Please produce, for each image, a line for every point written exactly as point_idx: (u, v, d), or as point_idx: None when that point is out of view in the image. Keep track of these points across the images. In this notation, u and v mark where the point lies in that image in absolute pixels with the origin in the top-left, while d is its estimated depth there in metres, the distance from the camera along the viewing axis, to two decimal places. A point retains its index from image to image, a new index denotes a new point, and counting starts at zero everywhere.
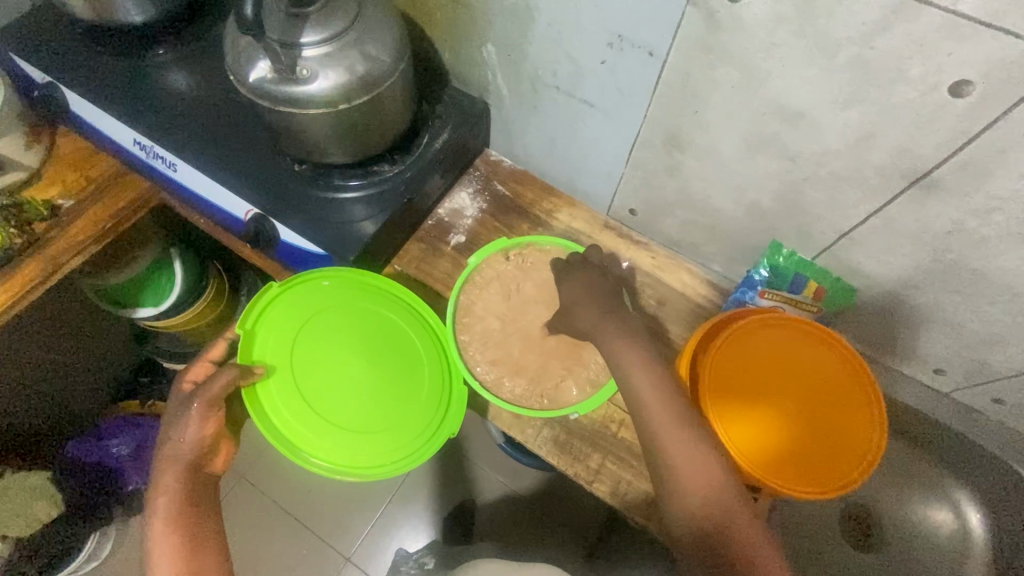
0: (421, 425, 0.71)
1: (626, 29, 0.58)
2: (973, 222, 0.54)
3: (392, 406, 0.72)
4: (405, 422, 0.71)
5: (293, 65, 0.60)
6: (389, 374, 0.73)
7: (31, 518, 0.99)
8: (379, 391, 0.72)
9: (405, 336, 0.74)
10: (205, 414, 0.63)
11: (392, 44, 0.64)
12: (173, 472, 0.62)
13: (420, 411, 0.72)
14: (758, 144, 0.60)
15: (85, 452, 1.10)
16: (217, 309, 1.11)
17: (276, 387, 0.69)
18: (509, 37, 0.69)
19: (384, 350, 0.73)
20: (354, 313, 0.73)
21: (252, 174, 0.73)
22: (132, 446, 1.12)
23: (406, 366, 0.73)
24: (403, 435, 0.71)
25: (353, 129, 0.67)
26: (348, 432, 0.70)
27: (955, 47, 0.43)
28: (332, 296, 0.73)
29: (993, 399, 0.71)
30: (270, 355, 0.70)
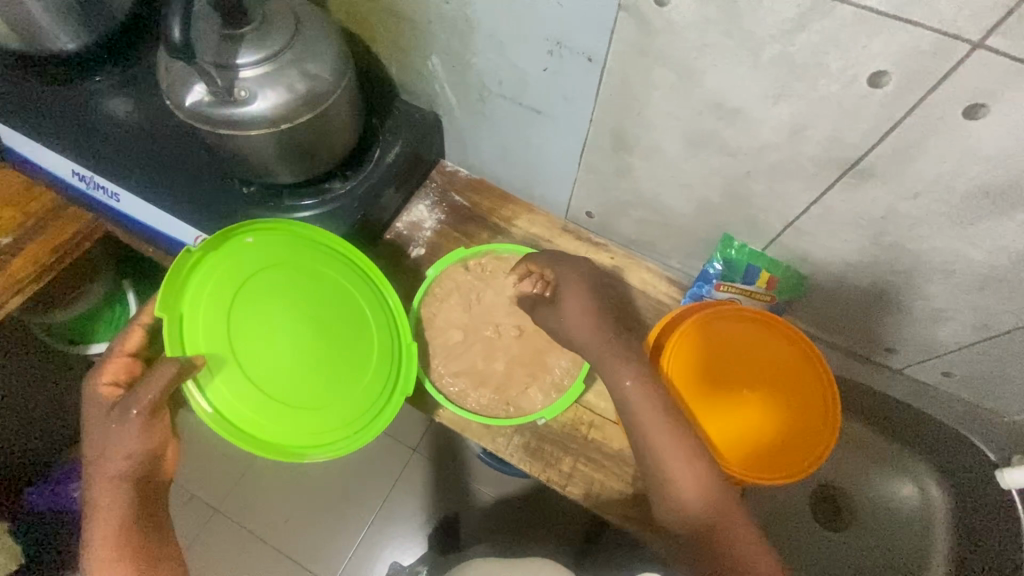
0: (375, 391, 0.67)
1: (564, 36, 0.59)
2: (905, 205, 0.56)
3: (343, 373, 0.66)
4: (359, 390, 0.67)
5: (230, 86, 0.58)
6: (335, 340, 0.67)
7: None
8: (325, 356, 0.66)
9: (349, 298, 0.68)
10: (150, 422, 0.56)
11: (334, 61, 0.63)
12: (105, 498, 0.57)
13: (368, 386, 0.67)
14: (699, 141, 0.61)
15: (46, 499, 1.05)
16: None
17: (213, 369, 0.60)
18: (452, 47, 0.69)
19: (329, 317, 0.67)
20: (291, 277, 0.66)
21: (201, 200, 0.72)
22: None
23: (352, 329, 0.68)
24: (358, 404, 0.66)
25: (300, 147, 0.66)
26: (289, 412, 0.63)
27: (869, 40, 0.45)
28: (267, 254, 0.64)
29: (942, 372, 0.74)
30: (199, 332, 0.60)
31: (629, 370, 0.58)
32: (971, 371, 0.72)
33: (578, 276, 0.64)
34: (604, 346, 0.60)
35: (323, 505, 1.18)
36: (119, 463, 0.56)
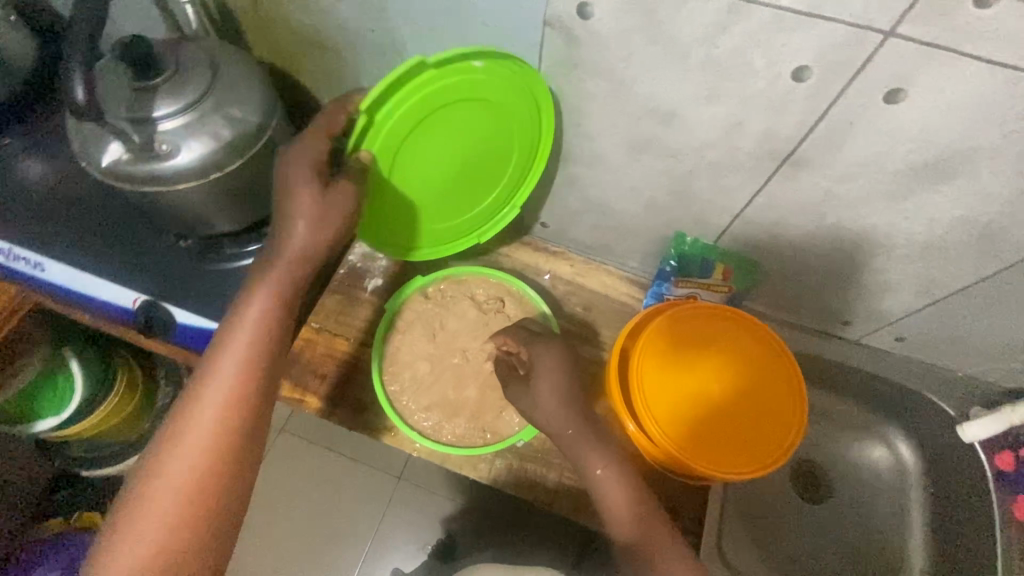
0: (487, 209, 0.70)
1: (494, 54, 0.58)
2: (841, 188, 0.57)
3: (464, 191, 0.68)
4: (465, 208, 0.69)
5: (150, 141, 0.55)
6: (474, 162, 0.65)
7: None
8: (467, 174, 0.66)
9: (506, 144, 0.64)
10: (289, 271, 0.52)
11: (259, 101, 0.60)
12: (211, 375, 0.47)
13: (488, 209, 0.71)
14: (640, 145, 0.62)
15: None
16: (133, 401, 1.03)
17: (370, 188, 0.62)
18: (384, 74, 0.68)
19: (500, 144, 0.64)
20: (473, 142, 0.63)
21: (137, 261, 0.68)
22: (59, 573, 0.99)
23: (504, 155, 0.66)
24: (467, 216, 0.70)
25: (235, 194, 0.63)
26: (405, 226, 0.68)
27: (787, 37, 0.45)
28: (492, 85, 0.58)
29: (896, 338, 0.77)
30: (381, 153, 0.58)
31: (601, 458, 0.57)
32: (922, 334, 0.75)
33: (553, 359, 0.62)
34: (579, 433, 0.58)
35: (310, 544, 1.15)
36: (249, 336, 0.49)
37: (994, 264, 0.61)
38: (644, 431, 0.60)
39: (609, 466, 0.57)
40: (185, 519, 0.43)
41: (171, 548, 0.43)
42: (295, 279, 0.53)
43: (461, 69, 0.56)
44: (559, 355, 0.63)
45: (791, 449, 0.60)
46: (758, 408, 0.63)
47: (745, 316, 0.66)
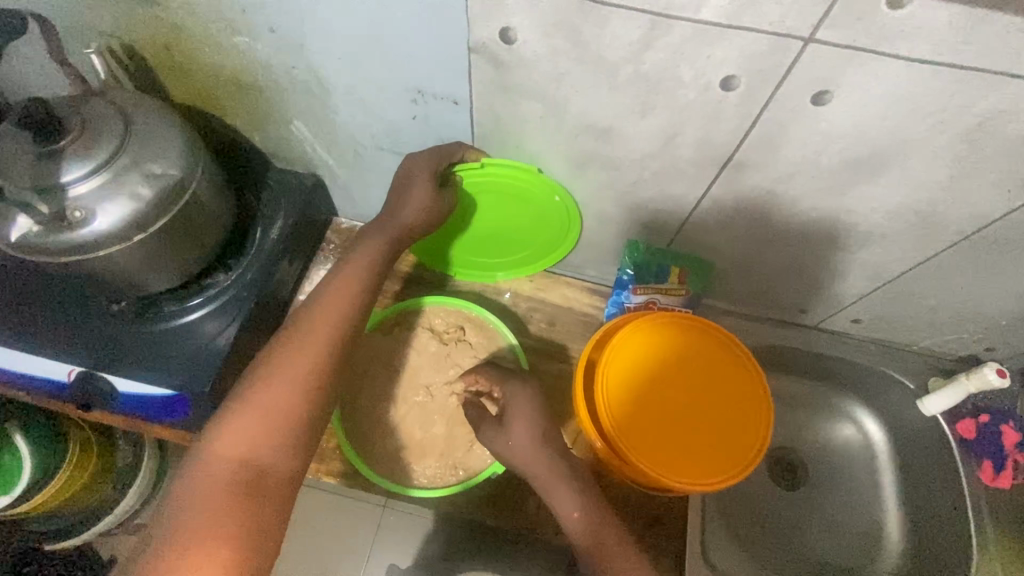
0: (536, 252, 0.77)
1: (423, 84, 0.57)
2: (782, 186, 0.58)
3: (528, 234, 0.76)
4: (528, 246, 0.77)
5: (62, 210, 0.52)
6: (541, 219, 0.73)
7: None
8: (530, 222, 0.74)
9: (554, 214, 0.71)
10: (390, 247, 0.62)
11: (179, 152, 0.57)
12: (321, 309, 0.55)
13: (537, 255, 0.77)
14: (583, 161, 0.61)
15: None
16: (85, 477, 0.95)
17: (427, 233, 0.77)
18: (313, 109, 0.65)
19: (546, 213, 0.72)
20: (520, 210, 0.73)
21: (66, 332, 0.64)
22: None
23: (553, 221, 0.73)
24: (507, 257, 0.78)
25: (166, 252, 0.59)
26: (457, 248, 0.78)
27: (711, 49, 0.45)
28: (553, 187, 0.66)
29: (852, 319, 0.79)
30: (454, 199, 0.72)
31: (575, 500, 0.58)
32: (875, 315, 0.77)
33: (529, 399, 0.61)
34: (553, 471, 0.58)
35: None
36: (356, 285, 0.58)
37: (935, 246, 0.62)
38: (616, 453, 0.59)
39: (585, 507, 0.58)
40: (276, 424, 0.49)
41: (263, 447, 0.48)
42: (394, 249, 0.63)
43: (499, 157, 0.64)
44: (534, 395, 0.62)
45: (763, 448, 0.60)
46: (723, 408, 0.63)
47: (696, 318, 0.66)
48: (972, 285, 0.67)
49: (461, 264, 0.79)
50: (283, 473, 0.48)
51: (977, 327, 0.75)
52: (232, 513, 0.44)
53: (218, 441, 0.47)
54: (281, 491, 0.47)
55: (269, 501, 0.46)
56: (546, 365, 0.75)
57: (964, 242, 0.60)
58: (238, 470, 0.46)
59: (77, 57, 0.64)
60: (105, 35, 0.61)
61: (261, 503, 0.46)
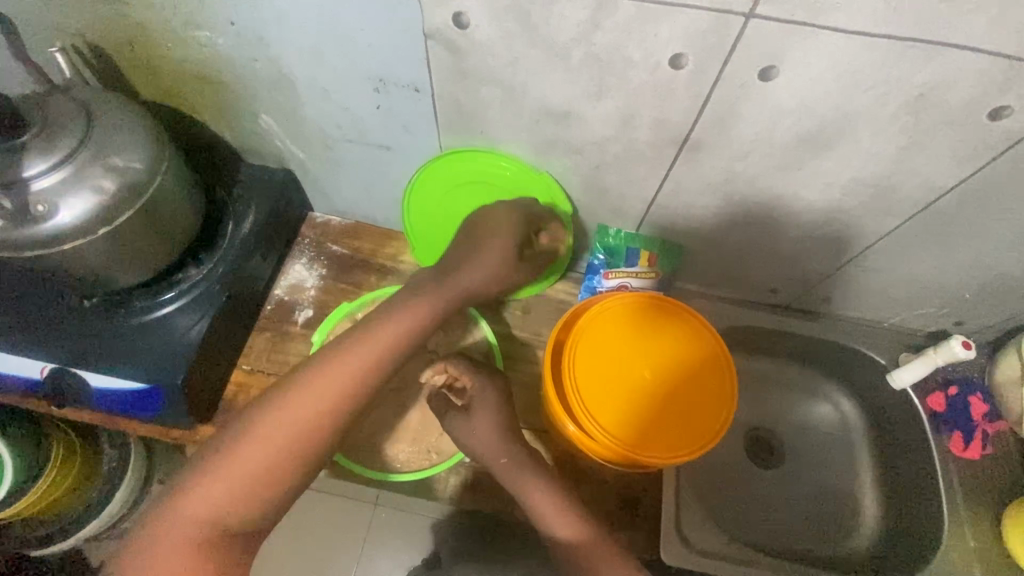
0: None
1: (383, 73, 0.58)
2: (740, 165, 0.59)
3: None
4: None
5: (25, 204, 0.52)
6: None
7: None
8: None
9: (542, 207, 0.70)
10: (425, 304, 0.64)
11: (143, 145, 0.57)
12: (333, 375, 0.57)
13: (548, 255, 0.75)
14: (546, 146, 0.62)
15: None
16: (62, 488, 0.94)
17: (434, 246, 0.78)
18: (280, 103, 0.66)
19: (534, 207, 0.71)
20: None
21: (37, 327, 0.64)
22: None
23: (541, 216, 0.71)
24: None
25: (134, 245, 0.60)
26: None
27: (656, 28, 0.46)
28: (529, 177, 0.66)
29: (823, 298, 0.81)
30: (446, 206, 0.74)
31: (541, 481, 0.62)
32: (844, 294, 0.79)
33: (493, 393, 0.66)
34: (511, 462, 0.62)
35: None
36: (378, 356, 0.60)
37: (893, 220, 0.63)
38: (581, 430, 0.60)
39: (542, 491, 0.61)
40: (258, 479, 0.54)
41: (232, 507, 0.53)
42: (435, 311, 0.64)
43: (489, 154, 0.65)
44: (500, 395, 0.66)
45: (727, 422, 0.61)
46: (688, 383, 0.64)
47: (662, 296, 0.67)
48: (933, 259, 0.69)
49: None
50: (251, 522, 0.54)
51: (943, 302, 0.76)
52: (199, 554, 0.51)
53: (200, 484, 0.53)
54: (239, 549, 0.53)
55: (228, 556, 0.52)
56: (519, 351, 0.76)
57: (921, 216, 0.62)
58: (201, 527, 0.52)
59: (42, 56, 0.65)
60: (68, 34, 0.62)
61: (227, 552, 0.52)
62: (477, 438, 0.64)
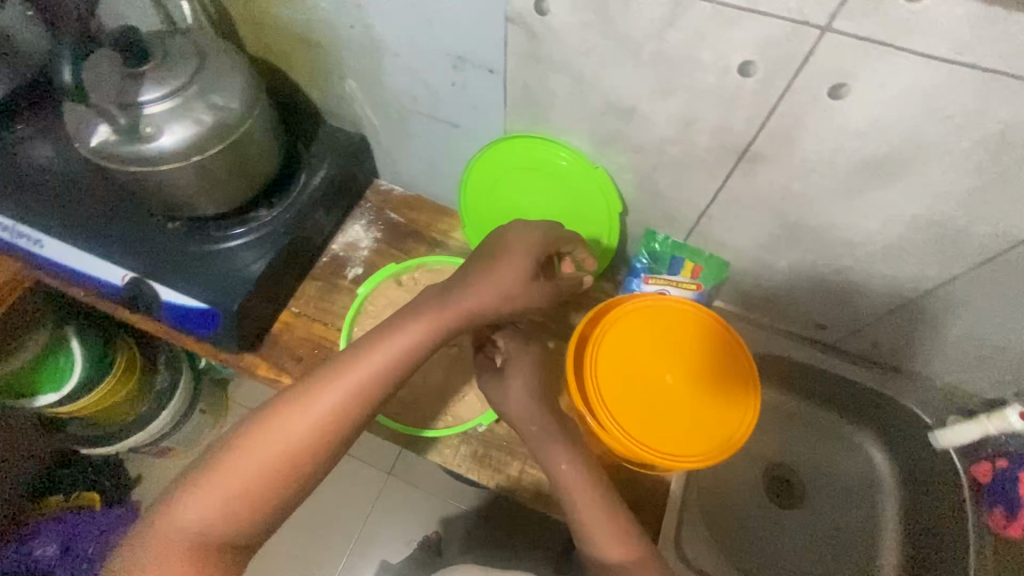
0: None
1: (463, 50, 0.61)
2: (799, 184, 0.58)
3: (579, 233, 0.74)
4: None
5: (136, 123, 0.59)
6: (584, 213, 0.72)
7: None
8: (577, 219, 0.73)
9: (594, 201, 0.70)
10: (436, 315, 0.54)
11: (241, 90, 0.64)
12: (333, 397, 0.49)
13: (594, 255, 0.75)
14: (606, 140, 0.63)
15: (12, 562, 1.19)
16: (117, 396, 1.05)
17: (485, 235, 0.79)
18: (366, 70, 0.71)
19: (586, 202, 0.71)
20: (568, 210, 0.72)
21: (126, 238, 0.72)
22: (57, 547, 1.22)
23: (593, 211, 0.71)
24: None
25: (218, 178, 0.66)
26: None
27: (730, 31, 0.47)
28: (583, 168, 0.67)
29: (872, 342, 0.76)
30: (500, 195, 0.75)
31: (564, 454, 0.58)
32: (895, 341, 0.75)
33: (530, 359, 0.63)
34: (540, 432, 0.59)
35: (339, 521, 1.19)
36: (383, 371, 0.51)
37: (958, 266, 0.60)
38: (597, 422, 0.60)
39: (571, 461, 0.58)
40: (252, 500, 0.48)
41: (226, 530, 0.47)
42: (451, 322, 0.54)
43: (546, 144, 0.67)
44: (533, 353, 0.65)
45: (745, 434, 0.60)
46: (709, 392, 0.63)
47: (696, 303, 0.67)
48: (998, 317, 0.65)
49: None
50: (247, 542, 0.49)
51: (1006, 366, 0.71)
52: None
53: (194, 509, 0.47)
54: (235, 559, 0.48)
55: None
56: None
57: (990, 265, 0.58)
58: (190, 543, 0.46)
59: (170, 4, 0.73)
60: None
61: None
62: (515, 396, 0.61)
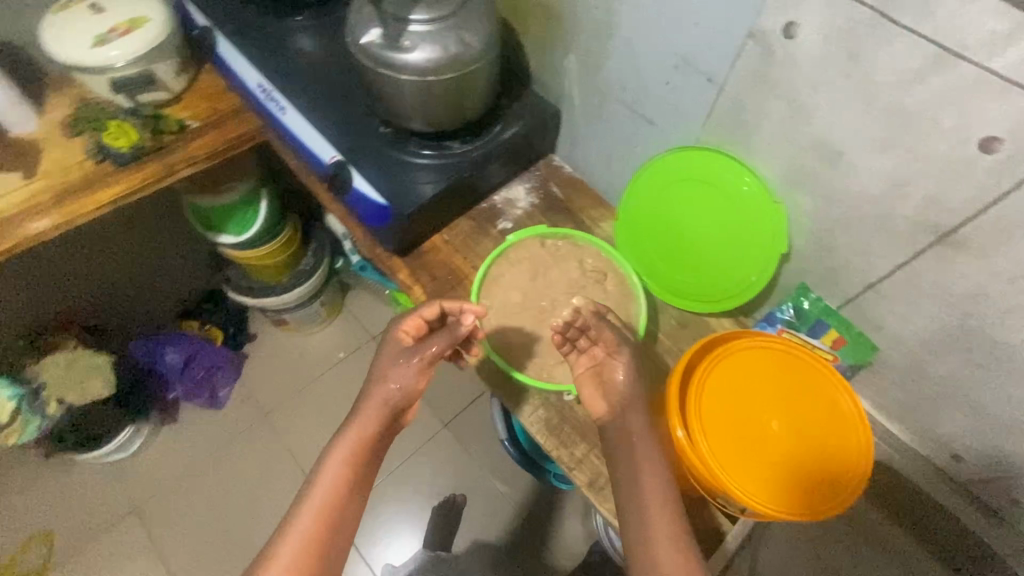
0: (732, 283, 0.74)
1: (690, 54, 0.65)
2: (997, 289, 0.54)
3: (727, 262, 0.74)
4: (725, 275, 0.75)
5: (400, 35, 0.70)
6: (741, 244, 0.72)
7: (87, 391, 1.23)
8: (732, 248, 0.73)
9: (759, 236, 0.69)
10: (422, 369, 0.70)
11: (486, 34, 0.73)
12: (311, 514, 0.61)
13: (734, 288, 0.74)
14: (797, 179, 0.63)
15: (145, 352, 1.46)
16: (273, 255, 1.32)
17: (635, 232, 0.81)
18: (591, 51, 0.77)
19: (749, 234, 0.70)
20: (729, 235, 0.72)
21: (346, 128, 0.85)
22: (182, 357, 1.48)
23: (752, 244, 0.71)
24: (706, 280, 0.77)
25: (438, 101, 0.76)
26: (661, 258, 0.80)
27: (988, 102, 0.46)
28: (762, 199, 0.67)
29: (1011, 499, 0.66)
30: (665, 200, 0.77)
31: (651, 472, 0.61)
32: None
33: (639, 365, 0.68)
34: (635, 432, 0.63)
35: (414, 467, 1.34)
36: (349, 471, 0.64)
37: None
38: (693, 443, 0.59)
39: (654, 475, 0.60)
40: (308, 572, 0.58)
41: None
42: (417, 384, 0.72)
43: (735, 164, 0.68)
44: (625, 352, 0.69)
45: (840, 508, 0.57)
46: (811, 455, 0.60)
47: (828, 364, 0.64)
48: None
49: (660, 278, 0.81)
50: None
51: None
52: None
53: None
54: None
55: None
56: (657, 353, 0.78)
57: None
58: None
59: None
60: None
61: None
62: (606, 406, 0.68)
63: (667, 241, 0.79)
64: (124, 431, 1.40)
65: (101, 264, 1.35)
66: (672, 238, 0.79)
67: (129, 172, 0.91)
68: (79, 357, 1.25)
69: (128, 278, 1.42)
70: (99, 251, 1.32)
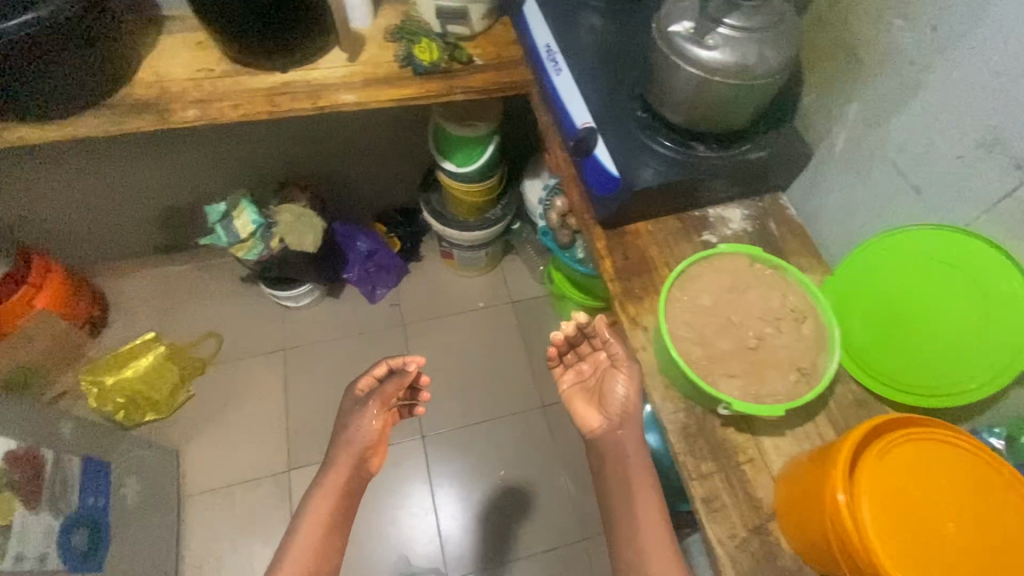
0: (941, 383, 0.73)
1: (1005, 135, 0.64)
2: None
3: (947, 360, 0.72)
4: (938, 373, 0.73)
5: (706, 33, 0.75)
6: (978, 349, 0.70)
7: (301, 241, 1.52)
8: (964, 347, 0.71)
9: (1007, 349, 0.68)
10: (378, 410, 0.95)
11: (784, 55, 0.76)
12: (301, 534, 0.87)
13: (944, 388, 0.72)
14: None
15: (343, 234, 1.71)
16: (474, 194, 1.48)
17: (853, 291, 0.80)
18: (881, 106, 0.78)
19: (995, 342, 0.69)
20: (969, 336, 0.71)
21: (606, 102, 0.93)
22: (368, 250, 1.73)
23: (993, 355, 0.69)
24: (910, 369, 0.75)
25: (708, 103, 0.80)
26: (869, 326, 0.79)
27: None
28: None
29: None
30: (910, 273, 0.75)
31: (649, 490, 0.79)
32: None
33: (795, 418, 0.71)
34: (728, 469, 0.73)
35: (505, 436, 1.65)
36: (329, 523, 0.89)
37: None
38: (855, 512, 0.56)
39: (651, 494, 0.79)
40: (321, 548, 0.87)
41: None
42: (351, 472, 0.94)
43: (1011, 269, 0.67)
44: (633, 366, 0.80)
45: None
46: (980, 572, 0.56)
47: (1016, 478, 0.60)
48: None
49: (857, 345, 0.79)
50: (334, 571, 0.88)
51: None
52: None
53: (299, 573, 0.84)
54: None
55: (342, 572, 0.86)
56: (819, 416, 0.76)
57: None
58: None
59: None
60: None
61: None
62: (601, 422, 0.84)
63: (886, 314, 0.78)
64: (306, 286, 1.70)
65: (352, 148, 1.61)
66: (892, 313, 0.77)
67: (421, 82, 1.09)
68: (304, 213, 1.53)
69: (362, 167, 1.68)
70: (357, 137, 1.59)
